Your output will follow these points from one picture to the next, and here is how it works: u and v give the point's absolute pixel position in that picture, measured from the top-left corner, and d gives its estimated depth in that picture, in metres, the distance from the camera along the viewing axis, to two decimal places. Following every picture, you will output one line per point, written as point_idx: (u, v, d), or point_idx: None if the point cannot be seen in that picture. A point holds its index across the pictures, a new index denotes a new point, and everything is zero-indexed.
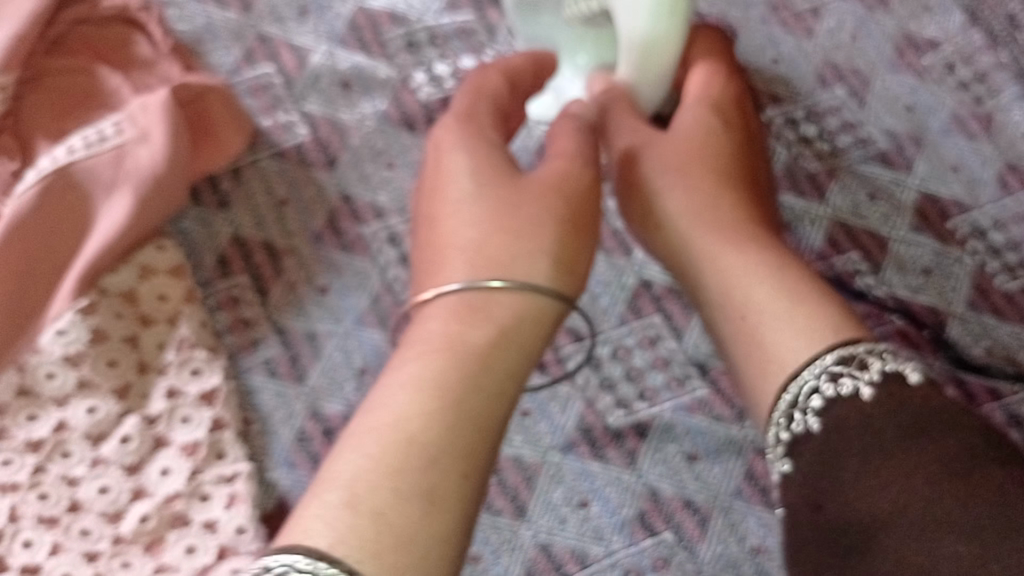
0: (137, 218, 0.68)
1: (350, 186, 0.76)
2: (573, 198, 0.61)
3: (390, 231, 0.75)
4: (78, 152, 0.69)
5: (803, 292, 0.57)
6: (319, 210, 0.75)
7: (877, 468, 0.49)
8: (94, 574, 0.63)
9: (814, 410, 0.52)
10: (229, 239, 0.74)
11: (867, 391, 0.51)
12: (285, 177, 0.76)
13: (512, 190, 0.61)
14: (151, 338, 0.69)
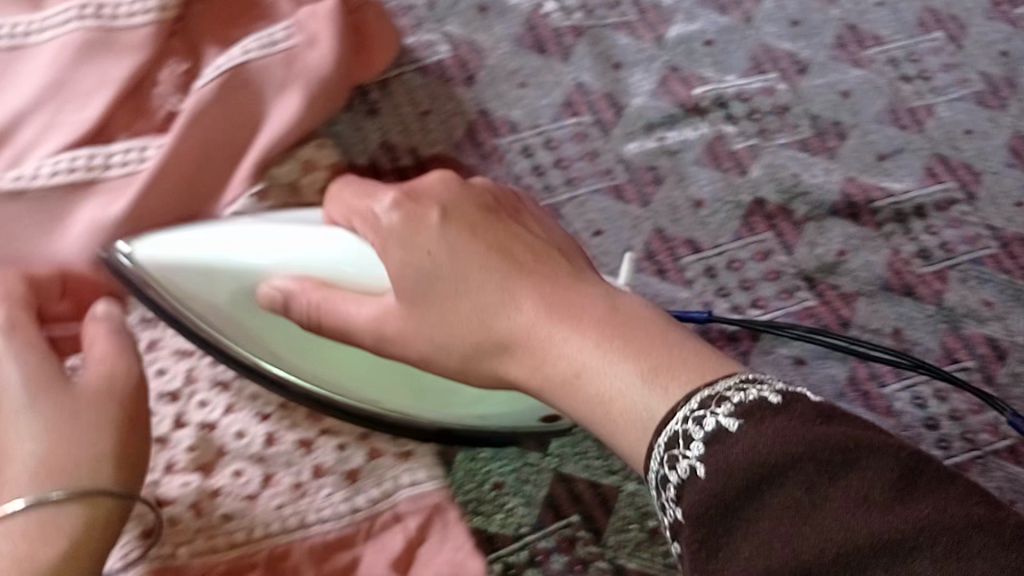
0: (308, 114, 0.74)
1: (487, 101, 0.82)
2: (513, 231, 0.60)
3: (524, 142, 0.81)
4: (251, 52, 0.73)
5: (584, 313, 0.53)
6: (459, 120, 0.81)
7: (751, 521, 0.40)
8: (266, 432, 0.70)
9: (687, 460, 0.43)
10: (379, 143, 0.79)
11: (735, 422, 0.42)
12: (426, 91, 0.81)
13: (483, 220, 0.60)
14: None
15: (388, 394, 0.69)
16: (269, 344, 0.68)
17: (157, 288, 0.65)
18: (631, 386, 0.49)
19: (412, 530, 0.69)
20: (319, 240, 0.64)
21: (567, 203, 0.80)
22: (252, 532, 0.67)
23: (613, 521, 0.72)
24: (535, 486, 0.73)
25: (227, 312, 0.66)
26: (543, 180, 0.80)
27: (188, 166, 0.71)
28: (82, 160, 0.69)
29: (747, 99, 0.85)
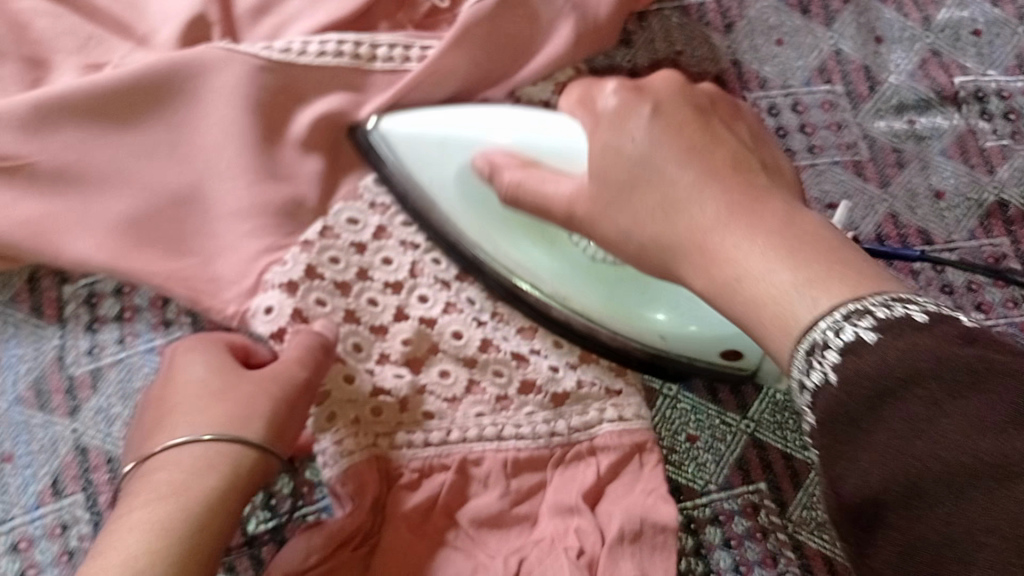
0: (570, 49, 0.70)
1: (741, 53, 0.80)
2: (719, 137, 0.54)
3: (771, 101, 0.79)
4: None
5: (801, 246, 0.44)
6: (710, 68, 0.80)
7: (861, 435, 0.36)
8: (482, 338, 0.69)
9: (822, 366, 0.38)
10: (628, 75, 0.78)
11: (863, 337, 0.37)
12: (683, 32, 0.80)
13: (698, 129, 0.55)
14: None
15: (598, 299, 0.67)
16: (470, 216, 0.67)
17: (388, 161, 0.68)
18: (809, 287, 0.41)
19: (603, 467, 0.68)
20: (544, 126, 0.64)
21: (805, 169, 0.78)
22: (449, 434, 0.67)
23: (800, 496, 0.70)
24: (728, 446, 0.71)
25: (446, 186, 0.67)
26: (783, 142, 0.78)
27: (450, 73, 0.69)
28: (350, 45, 0.69)
29: (1007, 97, 0.81)
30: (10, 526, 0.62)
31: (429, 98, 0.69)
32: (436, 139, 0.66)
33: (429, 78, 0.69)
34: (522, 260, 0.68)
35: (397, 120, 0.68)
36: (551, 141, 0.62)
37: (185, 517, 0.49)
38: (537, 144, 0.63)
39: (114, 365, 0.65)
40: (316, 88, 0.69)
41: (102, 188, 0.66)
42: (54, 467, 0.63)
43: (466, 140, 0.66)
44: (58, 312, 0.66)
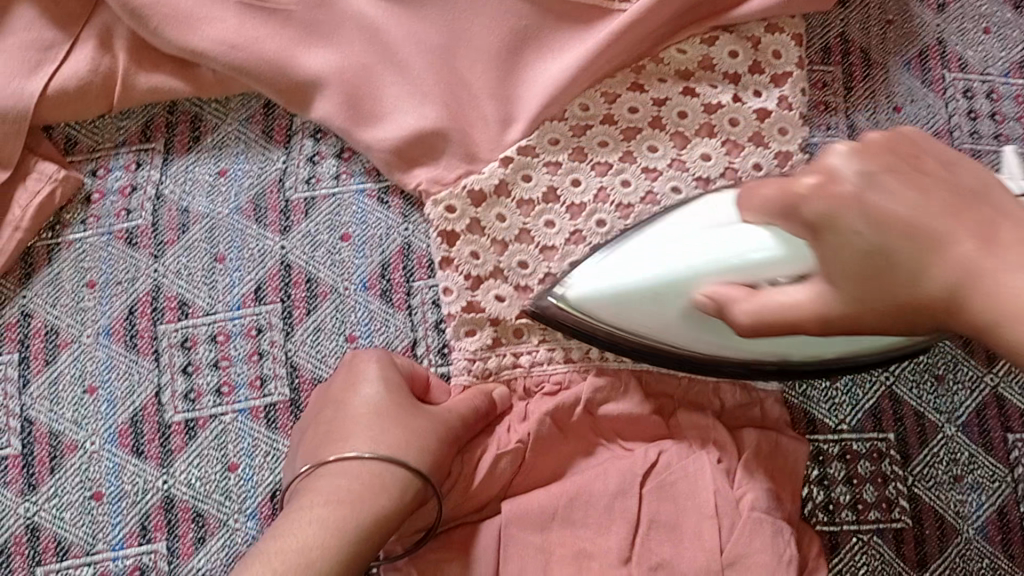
0: (781, 5, 0.72)
1: (947, 35, 0.83)
2: (924, 184, 0.46)
3: (968, 85, 0.82)
4: None
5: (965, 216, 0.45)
6: (915, 43, 0.83)
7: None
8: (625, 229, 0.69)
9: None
10: (837, 36, 0.82)
11: None
12: (899, 3, 0.84)
13: (907, 169, 0.47)
14: (749, 82, 0.73)
15: (817, 348, 0.59)
16: (704, 334, 0.60)
17: (596, 323, 0.61)
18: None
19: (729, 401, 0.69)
20: (745, 236, 0.55)
21: (989, 158, 0.80)
22: (590, 352, 0.68)
23: (924, 454, 0.73)
24: (866, 392, 0.74)
25: (674, 326, 0.59)
26: (972, 125, 0.81)
27: (680, 8, 0.70)
28: None
29: None
30: (212, 318, 0.68)
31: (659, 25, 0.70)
32: (647, 293, 0.59)
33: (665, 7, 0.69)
34: (802, 351, 0.59)
35: (581, 284, 0.61)
36: (754, 253, 0.54)
37: (354, 525, 0.54)
38: (725, 259, 0.55)
39: (327, 198, 0.71)
40: (554, 11, 0.70)
41: (340, 38, 0.70)
42: (259, 276, 0.69)
43: (671, 288, 0.58)
44: (286, 139, 0.72)
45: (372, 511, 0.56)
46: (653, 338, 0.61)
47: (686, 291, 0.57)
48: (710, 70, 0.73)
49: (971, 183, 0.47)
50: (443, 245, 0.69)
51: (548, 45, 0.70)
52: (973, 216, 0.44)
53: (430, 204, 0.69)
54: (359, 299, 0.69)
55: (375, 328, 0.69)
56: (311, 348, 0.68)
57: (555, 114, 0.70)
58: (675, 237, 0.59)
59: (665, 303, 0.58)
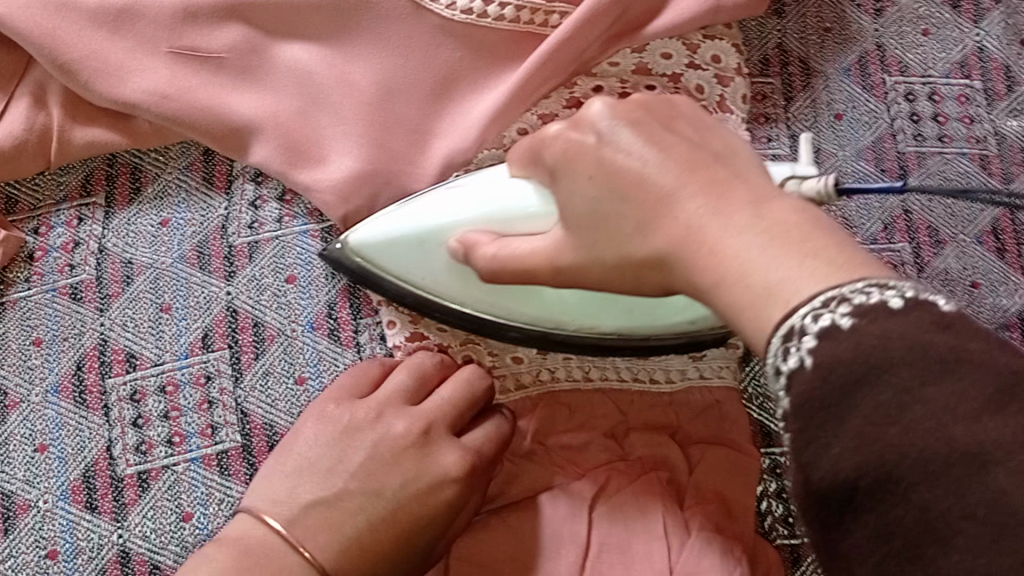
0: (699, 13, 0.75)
1: (887, 39, 0.83)
2: (665, 140, 0.49)
3: (909, 88, 0.82)
4: None
5: (667, 139, 0.49)
6: (854, 48, 0.83)
7: (828, 426, 0.36)
8: None
9: (798, 350, 0.38)
10: (776, 46, 0.83)
11: (846, 320, 0.37)
12: (835, 10, 0.84)
13: (657, 126, 0.51)
14: (693, 79, 0.78)
15: (590, 316, 0.63)
16: (479, 292, 0.64)
17: (379, 271, 0.65)
18: (790, 279, 0.40)
19: (686, 417, 0.70)
20: (515, 191, 0.60)
21: (935, 160, 0.81)
22: (540, 377, 0.70)
23: None
24: None
25: (444, 276, 0.64)
26: (915, 127, 0.82)
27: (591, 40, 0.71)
28: (526, 13, 0.71)
29: None
30: (160, 368, 0.69)
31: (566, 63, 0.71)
32: (412, 243, 0.63)
33: (569, 48, 0.70)
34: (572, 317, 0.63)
35: (364, 231, 0.65)
36: (521, 207, 0.59)
37: None
38: (493, 208, 0.60)
39: (271, 241, 0.72)
40: (487, 40, 0.72)
41: (273, 80, 0.72)
42: (206, 323, 0.69)
43: (431, 236, 0.63)
44: (227, 185, 0.73)
45: None
46: (415, 283, 0.65)
47: (448, 235, 0.62)
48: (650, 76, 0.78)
49: (718, 147, 0.50)
50: None
51: (474, 86, 0.73)
52: (703, 177, 0.46)
53: None
54: (307, 340, 0.70)
55: (325, 369, 0.69)
56: (261, 392, 0.68)
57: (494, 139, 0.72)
58: (457, 188, 0.63)
59: (416, 259, 0.64)
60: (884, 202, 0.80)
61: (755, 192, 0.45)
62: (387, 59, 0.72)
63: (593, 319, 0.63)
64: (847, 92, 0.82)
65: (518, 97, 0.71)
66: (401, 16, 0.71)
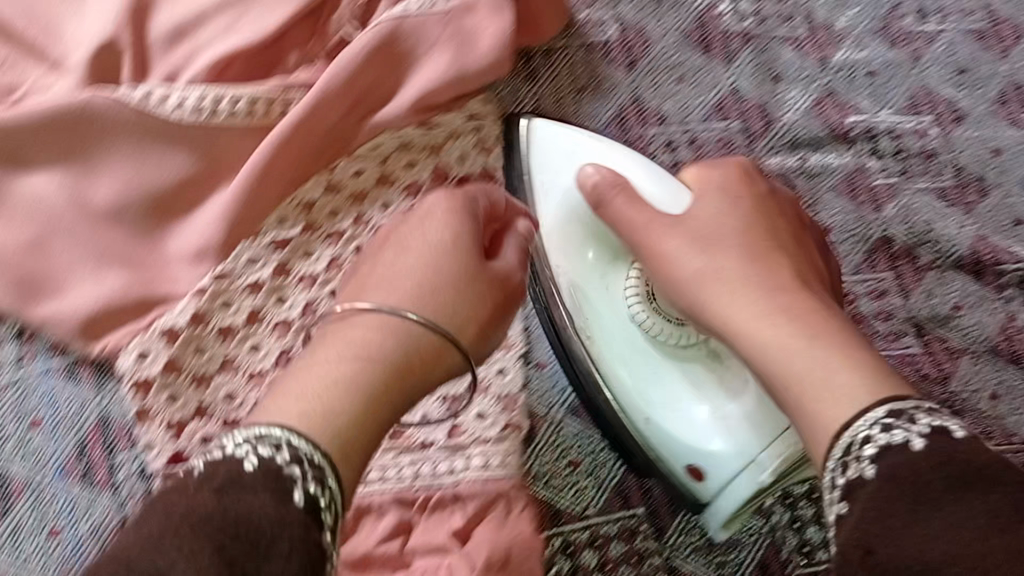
0: (437, 84, 0.75)
1: (642, 91, 0.84)
2: (773, 253, 0.66)
3: (667, 137, 0.83)
4: (410, 10, 0.75)
5: (774, 271, 0.64)
6: (612, 103, 0.83)
7: (957, 502, 0.44)
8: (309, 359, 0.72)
9: (904, 432, 0.48)
10: (532, 111, 0.82)
11: (917, 442, 0.48)
12: (587, 67, 0.84)
13: (745, 238, 0.67)
14: (454, 151, 0.78)
15: (663, 377, 0.71)
16: (563, 249, 0.72)
17: (525, 153, 0.73)
18: (848, 392, 0.53)
19: (470, 510, 0.69)
20: (637, 171, 0.72)
21: None
22: None
23: (676, 522, 0.74)
24: (609, 471, 0.74)
25: (554, 191, 0.72)
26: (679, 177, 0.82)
27: (329, 125, 0.73)
28: (263, 105, 0.73)
29: (897, 137, 0.85)
30: None
31: (310, 148, 0.73)
32: (566, 148, 0.73)
33: (304, 135, 0.72)
34: (622, 337, 0.72)
35: (542, 133, 0.74)
36: (665, 189, 0.71)
37: (357, 389, 0.55)
38: (651, 184, 0.71)
39: (9, 387, 0.70)
40: (228, 137, 0.73)
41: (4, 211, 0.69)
42: None
43: (586, 151, 0.73)
44: None
45: (352, 407, 0.54)
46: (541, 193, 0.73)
47: (581, 159, 0.73)
48: (413, 150, 0.78)
49: (790, 281, 0.64)
50: (139, 396, 0.69)
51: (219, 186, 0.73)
52: (796, 302, 0.61)
53: (122, 355, 0.69)
54: (57, 488, 0.68)
55: (78, 515, 0.68)
56: (11, 550, 0.67)
57: (250, 230, 0.72)
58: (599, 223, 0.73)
59: (569, 168, 0.73)
60: None
61: (841, 328, 0.58)
62: (125, 176, 0.70)
63: (649, 381, 0.71)
64: None
65: (257, 190, 0.71)
66: (133, 126, 0.70)
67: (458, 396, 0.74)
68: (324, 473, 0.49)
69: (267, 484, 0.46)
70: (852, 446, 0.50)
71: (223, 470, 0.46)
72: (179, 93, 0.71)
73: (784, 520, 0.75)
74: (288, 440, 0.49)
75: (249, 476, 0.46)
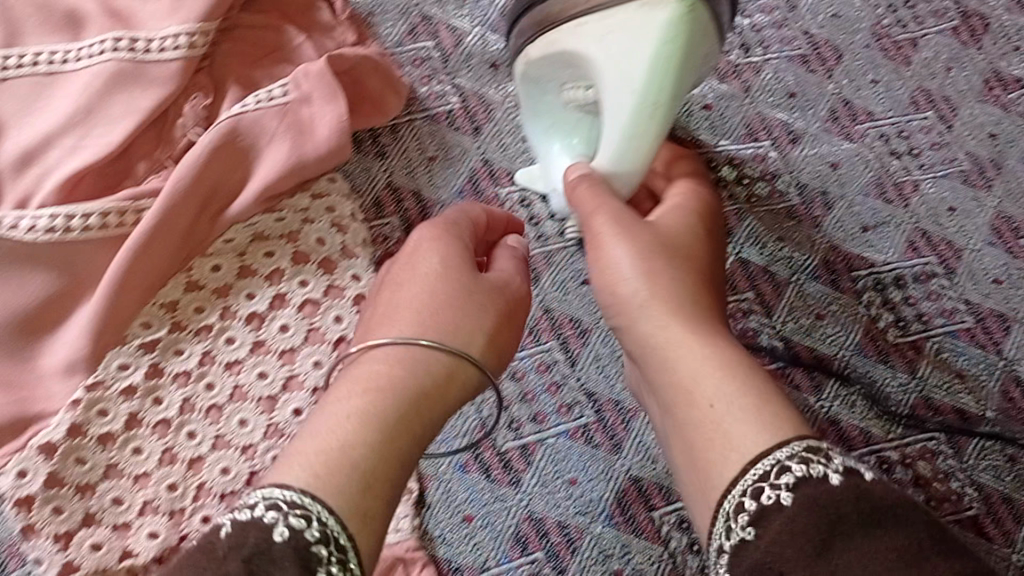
0: (282, 172, 0.78)
1: (490, 153, 0.87)
2: (685, 308, 0.58)
3: (522, 194, 0.85)
4: (246, 106, 0.78)
5: (684, 306, 0.58)
6: (462, 168, 0.86)
7: (861, 536, 0.44)
8: (192, 456, 0.73)
9: (827, 466, 0.47)
10: (384, 186, 0.84)
11: (835, 475, 0.46)
12: (434, 138, 0.87)
13: (659, 253, 0.60)
14: (311, 233, 0.80)
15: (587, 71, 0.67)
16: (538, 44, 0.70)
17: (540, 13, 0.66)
18: (750, 435, 0.50)
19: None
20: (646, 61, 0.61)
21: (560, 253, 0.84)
22: None
23: (576, 563, 0.75)
24: (505, 520, 0.75)
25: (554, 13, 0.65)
26: (537, 230, 0.85)
27: (182, 223, 0.75)
28: (114, 216, 0.74)
29: (738, 164, 0.89)
30: None
31: (165, 249, 0.75)
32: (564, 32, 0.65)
33: (159, 239, 0.74)
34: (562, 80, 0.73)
35: None
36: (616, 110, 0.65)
37: (366, 452, 0.54)
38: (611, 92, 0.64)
39: None
40: (83, 252, 0.74)
41: None
42: None
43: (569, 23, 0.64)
44: None
45: (351, 469, 0.53)
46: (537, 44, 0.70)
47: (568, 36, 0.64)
48: (268, 240, 0.80)
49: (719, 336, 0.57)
50: (22, 514, 0.68)
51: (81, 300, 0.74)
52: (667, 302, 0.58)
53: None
54: None
55: None
56: None
57: (117, 338, 0.74)
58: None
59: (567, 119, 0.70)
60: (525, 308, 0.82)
61: (728, 360, 0.55)
62: None
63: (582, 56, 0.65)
64: None
65: (119, 296, 0.73)
66: None
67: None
68: (333, 531, 0.49)
69: (293, 559, 0.46)
70: (758, 481, 0.48)
71: (252, 536, 0.47)
72: (28, 216, 0.72)
73: (684, 544, 0.76)
74: (300, 501, 0.49)
75: (277, 546, 0.46)
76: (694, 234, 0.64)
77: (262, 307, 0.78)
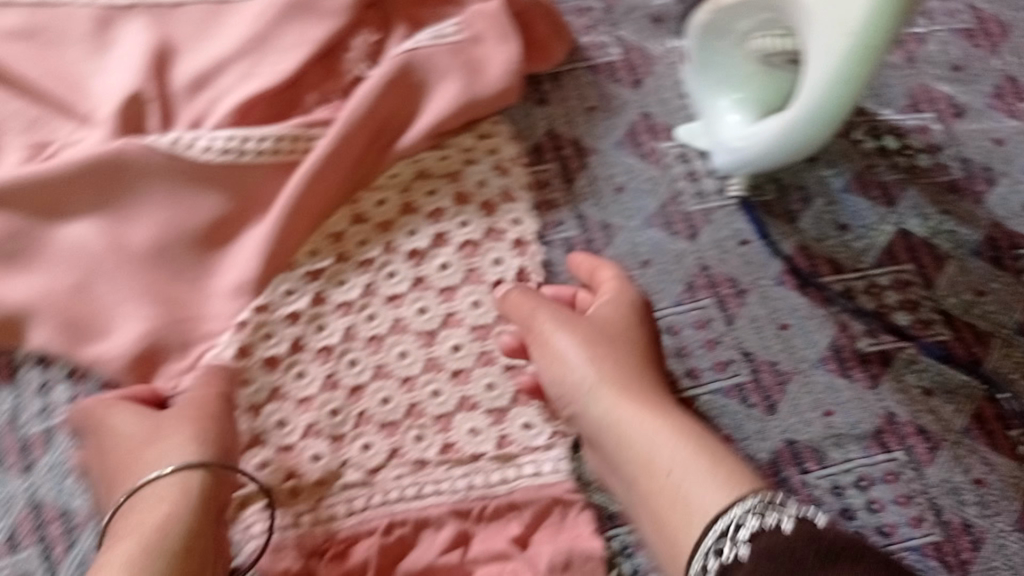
0: (452, 108, 0.78)
1: (650, 106, 0.86)
2: (650, 394, 0.65)
3: (683, 149, 0.85)
4: (420, 41, 0.77)
5: (643, 400, 0.65)
6: (623, 119, 0.85)
7: None
8: (353, 384, 0.73)
9: (777, 525, 0.52)
10: (545, 132, 0.84)
11: (788, 524, 0.51)
12: (595, 88, 0.86)
13: (610, 342, 0.68)
14: (473, 175, 0.80)
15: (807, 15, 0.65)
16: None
17: None
18: (701, 505, 0.57)
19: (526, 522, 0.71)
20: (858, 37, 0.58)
21: (719, 211, 0.83)
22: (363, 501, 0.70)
23: None
24: None
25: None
26: (696, 186, 0.84)
27: (353, 154, 0.75)
28: (287, 142, 0.74)
29: (902, 135, 0.87)
30: None
31: (336, 179, 0.75)
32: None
33: (331, 169, 0.74)
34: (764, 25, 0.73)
35: None
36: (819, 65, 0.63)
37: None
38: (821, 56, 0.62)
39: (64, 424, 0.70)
40: (255, 177, 0.74)
41: (45, 263, 0.70)
42: (8, 525, 0.67)
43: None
44: (10, 374, 0.70)
45: None
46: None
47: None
48: (430, 179, 0.79)
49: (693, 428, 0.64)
50: None
51: (250, 224, 0.74)
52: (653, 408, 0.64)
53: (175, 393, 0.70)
54: None
55: None
56: None
57: (282, 264, 0.74)
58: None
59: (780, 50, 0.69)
60: (682, 262, 0.81)
61: (691, 438, 0.62)
62: (158, 219, 0.72)
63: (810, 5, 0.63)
64: (626, 164, 0.84)
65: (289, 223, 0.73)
66: (164, 171, 0.72)
67: (501, 409, 0.74)
68: None
69: None
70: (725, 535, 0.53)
71: None
72: (205, 137, 0.72)
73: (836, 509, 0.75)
74: None
75: None
76: (631, 324, 0.70)
77: (423, 244, 0.77)
